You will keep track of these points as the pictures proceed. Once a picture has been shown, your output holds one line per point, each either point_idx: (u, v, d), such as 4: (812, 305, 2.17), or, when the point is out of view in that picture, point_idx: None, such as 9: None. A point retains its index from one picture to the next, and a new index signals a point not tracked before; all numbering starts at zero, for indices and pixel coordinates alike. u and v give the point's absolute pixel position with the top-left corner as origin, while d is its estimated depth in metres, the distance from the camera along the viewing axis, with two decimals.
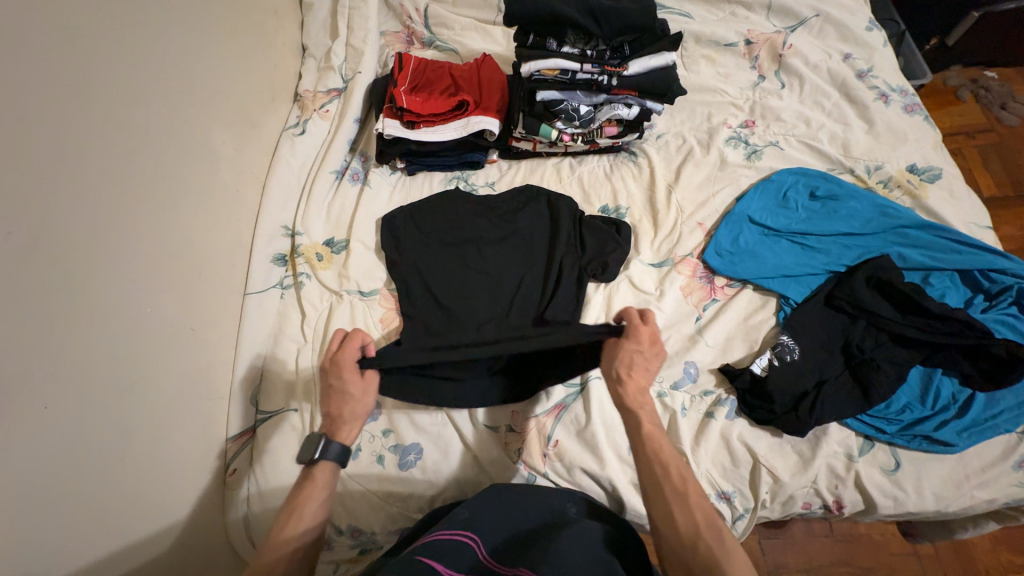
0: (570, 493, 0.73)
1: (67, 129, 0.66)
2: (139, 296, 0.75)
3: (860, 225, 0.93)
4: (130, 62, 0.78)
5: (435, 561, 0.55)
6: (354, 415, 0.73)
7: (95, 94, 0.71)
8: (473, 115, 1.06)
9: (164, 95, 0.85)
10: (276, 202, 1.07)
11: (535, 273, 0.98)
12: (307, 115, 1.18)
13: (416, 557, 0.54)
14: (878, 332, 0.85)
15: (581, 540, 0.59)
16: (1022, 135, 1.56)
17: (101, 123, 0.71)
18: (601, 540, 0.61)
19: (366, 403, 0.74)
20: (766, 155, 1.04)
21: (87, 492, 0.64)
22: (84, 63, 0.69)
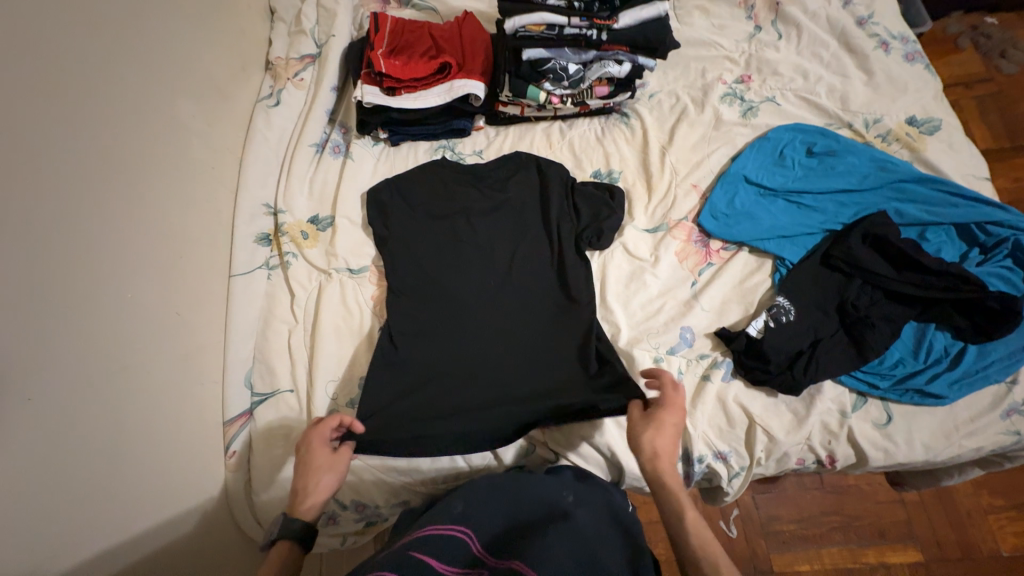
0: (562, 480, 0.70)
1: (19, 102, 0.61)
2: (117, 282, 0.72)
3: (857, 181, 0.91)
4: (81, 29, 0.72)
5: (430, 557, 0.53)
6: (319, 488, 0.70)
7: (46, 65, 0.66)
8: (456, 78, 1.00)
9: (122, 65, 0.80)
10: (255, 179, 1.02)
11: (528, 244, 0.96)
12: (280, 85, 1.11)
13: (411, 553, 0.53)
14: (874, 290, 0.84)
15: (563, 542, 0.57)
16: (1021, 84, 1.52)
17: (56, 97, 0.67)
18: (586, 538, 0.59)
19: (334, 474, 0.71)
20: (762, 112, 1.01)
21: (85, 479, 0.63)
22: (30, 30, 0.64)
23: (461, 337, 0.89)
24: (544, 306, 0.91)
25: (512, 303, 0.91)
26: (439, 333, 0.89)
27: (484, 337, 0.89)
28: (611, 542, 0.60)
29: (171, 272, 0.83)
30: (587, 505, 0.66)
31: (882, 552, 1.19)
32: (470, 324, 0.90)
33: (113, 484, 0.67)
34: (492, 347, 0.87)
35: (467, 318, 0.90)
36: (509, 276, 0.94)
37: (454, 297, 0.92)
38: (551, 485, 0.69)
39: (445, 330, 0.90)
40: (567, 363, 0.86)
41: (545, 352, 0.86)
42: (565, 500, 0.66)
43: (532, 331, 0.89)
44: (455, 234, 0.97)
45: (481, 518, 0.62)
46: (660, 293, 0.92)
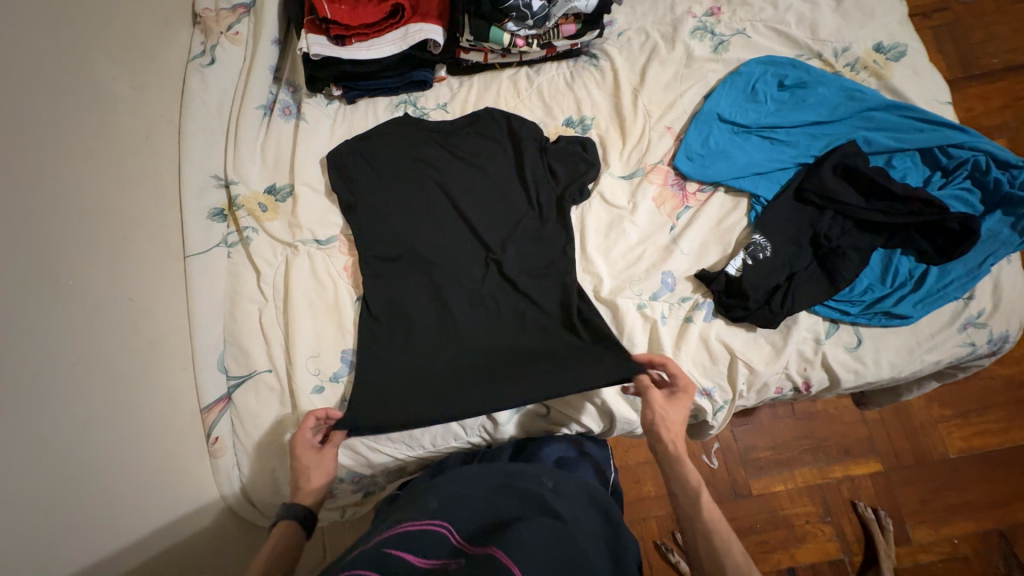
0: (538, 473, 0.66)
1: None
2: (53, 267, 0.66)
3: (828, 112, 0.90)
4: None
5: (406, 552, 0.51)
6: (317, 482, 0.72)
7: None
8: (411, 23, 0.92)
9: (24, 19, 0.69)
10: (199, 149, 0.93)
11: (506, 201, 0.93)
12: (213, 40, 0.99)
13: (385, 550, 0.51)
14: (844, 220, 0.86)
15: (546, 541, 0.53)
16: (977, 11, 1.53)
17: None
18: (570, 533, 0.56)
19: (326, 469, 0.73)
20: (733, 46, 0.97)
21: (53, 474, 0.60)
22: None
23: (440, 301, 0.86)
24: (524, 263, 0.89)
25: (492, 263, 0.89)
26: (420, 299, 0.87)
27: (467, 300, 0.87)
28: (592, 534, 0.59)
29: (114, 254, 0.76)
30: (568, 495, 0.64)
31: (848, 466, 1.29)
32: (450, 288, 0.87)
33: (88, 478, 0.64)
34: (474, 307, 0.87)
35: (446, 283, 0.88)
36: (486, 234, 0.91)
37: (430, 263, 0.88)
38: (528, 473, 0.67)
39: (426, 295, 0.88)
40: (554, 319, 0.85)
41: (529, 309, 0.86)
42: (544, 487, 0.64)
43: (515, 290, 0.87)
44: (424, 196, 0.93)
45: (460, 508, 0.59)
46: (639, 240, 0.92)
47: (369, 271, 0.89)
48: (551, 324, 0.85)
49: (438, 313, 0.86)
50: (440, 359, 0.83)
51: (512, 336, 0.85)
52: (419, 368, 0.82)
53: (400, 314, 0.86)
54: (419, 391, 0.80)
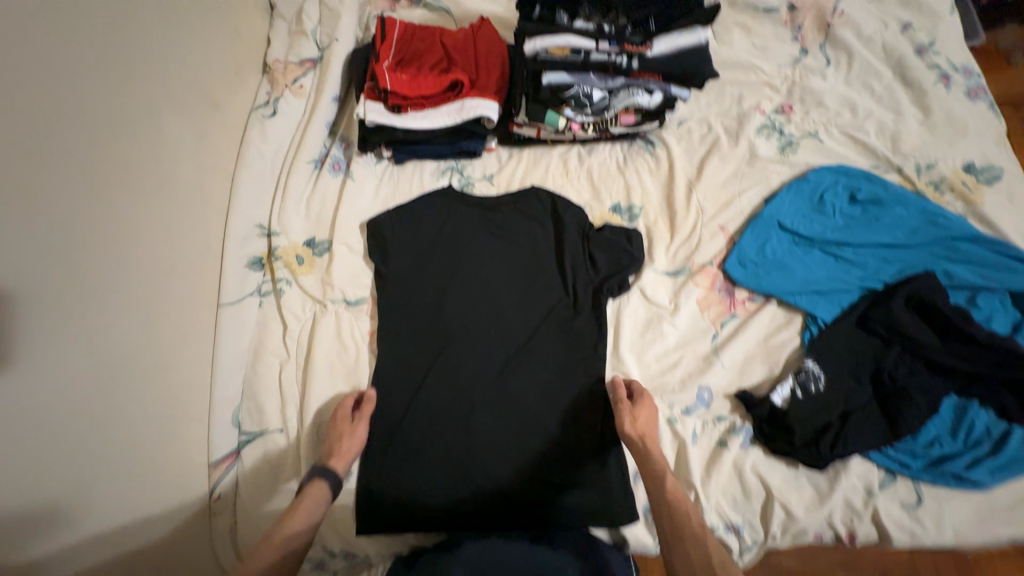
0: None
1: None
2: (89, 323, 0.66)
3: (904, 236, 0.82)
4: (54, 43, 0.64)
5: None
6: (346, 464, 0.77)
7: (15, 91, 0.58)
8: (468, 97, 0.91)
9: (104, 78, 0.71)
10: (248, 198, 0.95)
11: (541, 286, 0.90)
12: (277, 92, 1.03)
13: None
14: (913, 359, 0.77)
15: None
16: None
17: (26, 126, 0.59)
18: None
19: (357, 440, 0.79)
20: (802, 148, 0.92)
21: (36, 545, 0.58)
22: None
23: (461, 383, 0.85)
24: (553, 357, 0.86)
25: (518, 351, 0.87)
26: (440, 377, 0.86)
27: (489, 387, 0.85)
28: None
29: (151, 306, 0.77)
30: None
31: None
32: (474, 370, 0.86)
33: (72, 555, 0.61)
34: (495, 394, 0.84)
35: (471, 365, 0.86)
36: (517, 319, 0.89)
37: (456, 341, 0.88)
38: None
39: (448, 373, 0.86)
40: (576, 427, 0.82)
41: (551, 407, 0.83)
42: None
43: (539, 384, 0.85)
44: (458, 268, 0.92)
45: None
46: (677, 345, 0.86)
47: (393, 340, 0.89)
48: (572, 425, 0.82)
49: (458, 394, 0.85)
50: (455, 442, 0.82)
51: (530, 430, 0.82)
52: (431, 446, 0.82)
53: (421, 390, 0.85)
54: (434, 474, 0.80)
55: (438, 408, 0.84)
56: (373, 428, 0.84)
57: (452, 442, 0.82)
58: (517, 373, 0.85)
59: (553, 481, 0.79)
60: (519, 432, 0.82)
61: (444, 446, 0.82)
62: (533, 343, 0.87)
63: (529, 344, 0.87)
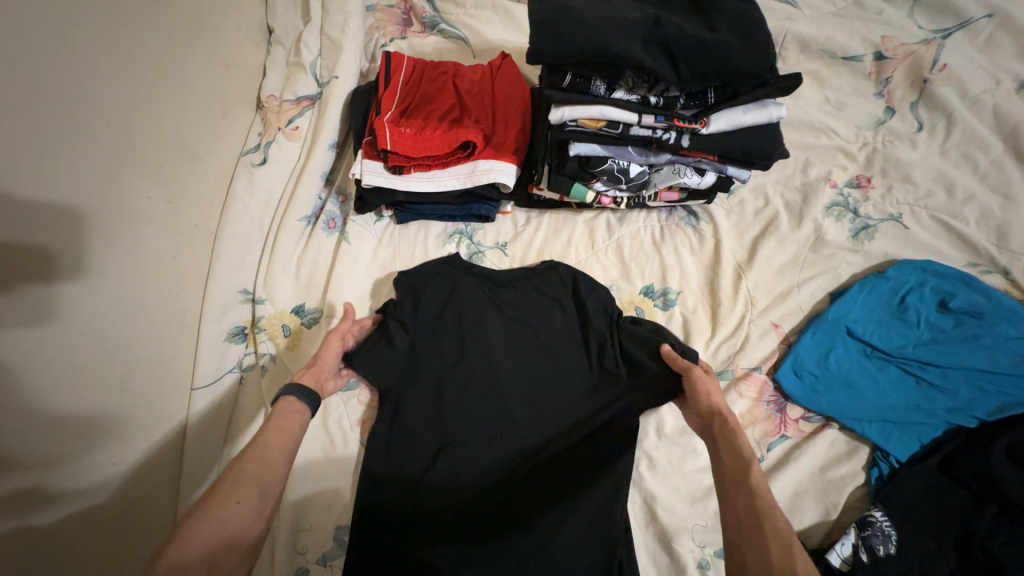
0: None
1: None
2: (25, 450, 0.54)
3: (1008, 362, 0.66)
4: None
5: None
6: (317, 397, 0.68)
7: None
8: (481, 158, 0.78)
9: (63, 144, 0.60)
10: (231, 260, 0.83)
11: (561, 383, 0.76)
12: (269, 135, 0.91)
13: None
14: (1014, 526, 0.62)
15: None
16: None
17: None
18: None
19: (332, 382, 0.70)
20: (880, 235, 0.76)
21: None
22: None
23: (454, 506, 0.69)
24: (575, 480, 0.70)
25: (528, 464, 0.72)
26: (431, 497, 0.70)
27: (489, 516, 0.69)
28: None
29: (117, 406, 0.65)
30: None
31: None
32: (473, 490, 0.70)
33: None
34: (494, 527, 0.68)
35: (472, 485, 0.70)
36: (529, 424, 0.74)
37: (454, 451, 0.72)
38: None
39: (441, 492, 0.70)
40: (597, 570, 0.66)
41: (570, 553, 0.65)
42: None
43: (556, 518, 0.67)
44: (462, 355, 0.77)
45: None
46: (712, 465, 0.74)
47: (381, 443, 0.73)
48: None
49: (453, 523, 0.68)
50: None
51: None
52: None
53: (406, 513, 0.69)
54: None
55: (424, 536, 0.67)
56: None
57: None
58: (523, 493, 0.70)
59: None
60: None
61: None
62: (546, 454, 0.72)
63: (542, 455, 0.72)
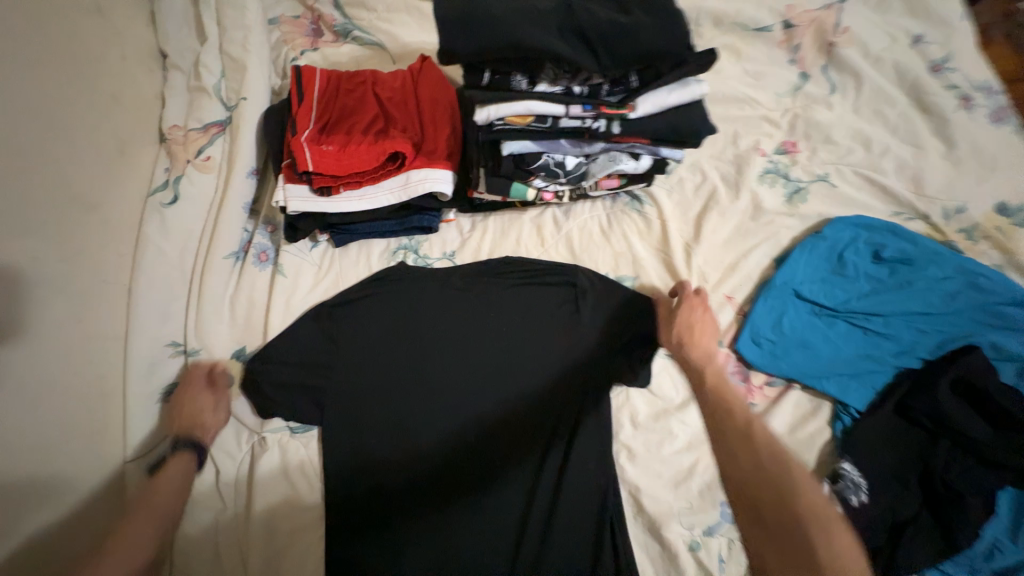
0: None
1: None
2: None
3: (941, 302, 0.70)
4: None
5: None
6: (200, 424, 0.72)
7: None
8: (413, 168, 0.74)
9: None
10: (151, 314, 0.75)
11: (525, 375, 0.77)
12: (178, 170, 0.83)
13: None
14: (964, 454, 0.66)
15: None
16: None
17: None
18: None
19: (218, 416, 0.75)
20: (811, 196, 0.78)
21: None
22: None
23: (441, 509, 0.73)
24: (551, 482, 0.73)
25: (503, 455, 0.75)
26: (422, 526, 0.72)
27: (481, 535, 0.72)
28: None
29: (25, 517, 0.58)
30: None
31: None
32: (463, 515, 0.73)
33: None
34: (485, 519, 0.72)
35: (453, 498, 0.73)
36: (500, 417, 0.76)
37: (437, 482, 0.74)
38: None
39: (426, 524, 0.72)
40: None
41: (552, 539, 0.70)
42: None
43: (537, 503, 0.72)
44: (427, 384, 0.78)
45: None
46: (690, 446, 0.74)
47: (352, 464, 0.75)
48: (575, 561, 0.69)
49: (441, 520, 0.72)
50: None
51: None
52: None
53: (392, 533, 0.72)
54: None
55: (423, 545, 0.72)
56: None
57: None
58: (507, 482, 0.74)
59: None
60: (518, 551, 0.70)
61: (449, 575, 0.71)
62: (523, 445, 0.75)
63: (518, 448, 0.75)
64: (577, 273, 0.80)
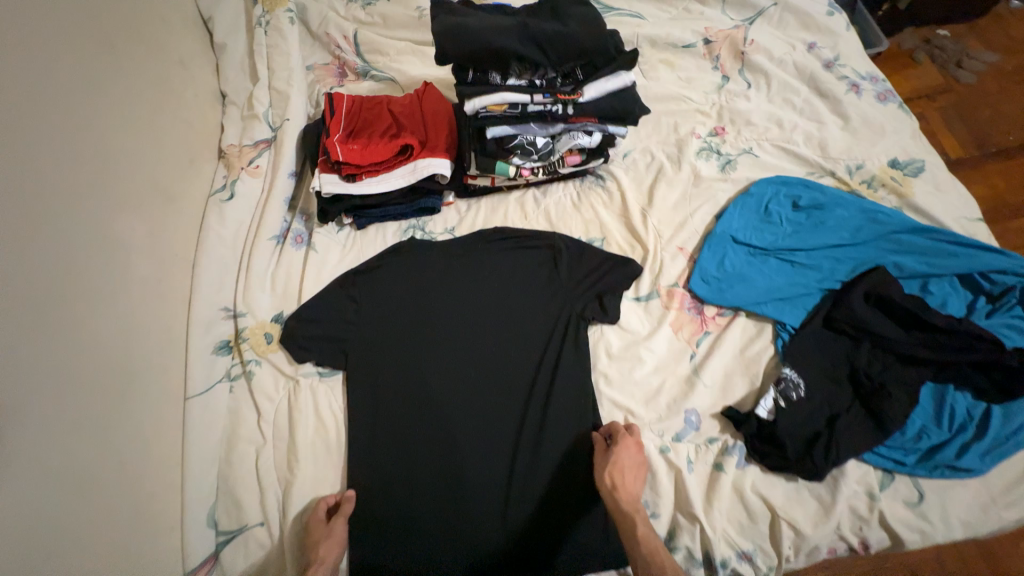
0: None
1: None
2: (24, 457, 0.60)
3: (850, 235, 0.86)
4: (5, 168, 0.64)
5: None
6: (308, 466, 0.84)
7: None
8: (419, 158, 0.95)
9: (52, 192, 0.70)
10: (211, 282, 0.93)
11: (515, 321, 0.92)
12: (234, 175, 1.04)
13: None
14: (884, 354, 0.78)
15: None
16: (977, 91, 1.70)
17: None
18: None
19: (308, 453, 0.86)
20: (740, 165, 0.97)
21: None
22: None
23: (449, 432, 0.86)
24: (539, 406, 0.86)
25: (499, 387, 0.88)
26: (432, 447, 0.85)
27: (482, 454, 0.84)
28: None
29: (112, 426, 0.73)
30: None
31: None
32: (468, 437, 0.85)
33: None
34: (486, 438, 0.85)
35: (458, 423, 0.86)
36: (495, 357, 0.90)
37: (444, 413, 0.87)
38: None
39: (436, 446, 0.85)
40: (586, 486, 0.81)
41: (543, 449, 0.83)
42: None
43: (530, 422, 0.85)
44: (433, 333, 0.93)
45: None
46: (657, 369, 0.86)
47: (372, 400, 0.88)
48: (561, 464, 0.82)
49: (448, 441, 0.85)
50: (461, 489, 0.82)
51: (529, 487, 0.82)
52: (440, 528, 0.81)
53: (408, 453, 0.85)
54: (435, 538, 0.80)
55: (434, 463, 0.85)
56: (361, 501, 0.82)
57: (456, 493, 0.82)
58: (503, 408, 0.87)
59: (560, 527, 0.80)
60: (514, 462, 0.83)
61: (458, 486, 0.83)
62: (516, 377, 0.89)
63: (512, 380, 0.88)
64: (551, 239, 0.97)
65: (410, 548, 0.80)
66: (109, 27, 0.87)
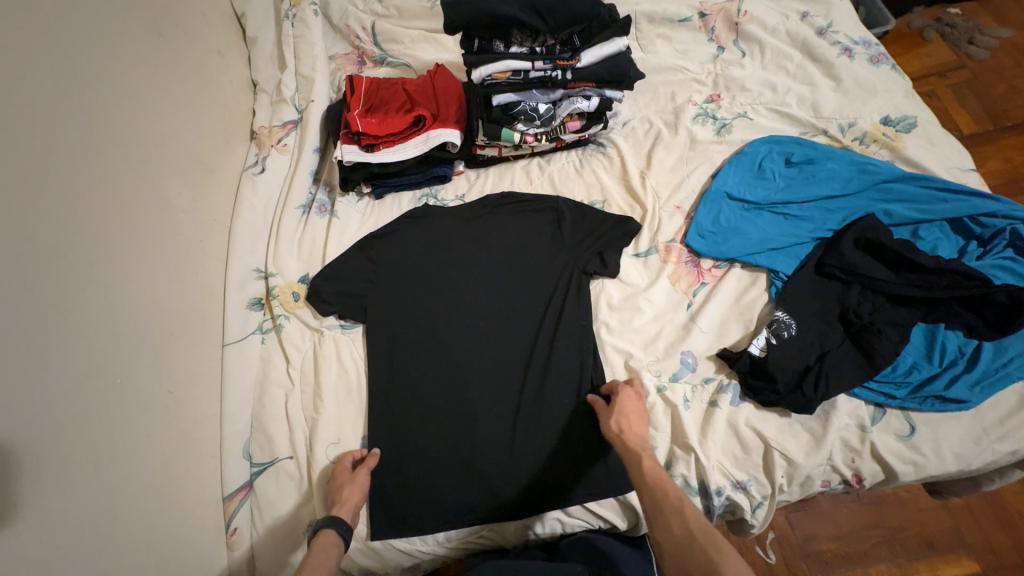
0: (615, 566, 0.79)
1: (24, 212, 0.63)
2: (97, 373, 0.69)
3: (841, 186, 0.90)
4: (79, 129, 0.74)
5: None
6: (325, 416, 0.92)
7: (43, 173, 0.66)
8: (431, 129, 1.03)
9: (118, 154, 0.80)
10: (244, 246, 1.03)
11: (521, 276, 0.98)
12: (264, 152, 1.14)
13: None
14: (874, 295, 0.82)
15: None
16: (990, 68, 1.69)
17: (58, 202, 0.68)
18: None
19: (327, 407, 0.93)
20: (735, 128, 1.02)
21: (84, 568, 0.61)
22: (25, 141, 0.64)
23: (460, 378, 0.92)
24: (544, 352, 0.91)
25: (506, 337, 0.94)
26: (444, 391, 0.91)
27: (491, 397, 0.90)
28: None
29: (165, 362, 0.82)
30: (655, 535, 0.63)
31: (935, 564, 1.05)
32: (477, 382, 0.91)
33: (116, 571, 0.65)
34: (493, 384, 0.91)
35: (468, 370, 0.92)
36: (502, 310, 0.96)
37: (455, 361, 0.93)
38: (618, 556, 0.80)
39: (448, 390, 0.91)
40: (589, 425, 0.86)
41: (547, 392, 0.88)
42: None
43: (535, 368, 0.90)
44: (445, 289, 0.99)
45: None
46: (656, 317, 0.91)
47: (390, 350, 0.95)
48: (565, 407, 0.87)
49: (458, 386, 0.91)
50: (471, 430, 0.88)
51: (534, 427, 0.87)
52: (452, 463, 0.86)
53: (423, 397, 0.91)
54: (446, 475, 0.85)
55: (445, 406, 0.90)
56: (379, 440, 0.89)
57: (466, 433, 0.88)
58: (510, 355, 0.93)
59: (564, 463, 0.84)
60: (520, 404, 0.88)
61: (468, 427, 0.88)
62: (521, 328, 0.94)
63: (518, 330, 0.94)
64: (555, 201, 1.03)
65: (423, 482, 0.85)
66: (159, 17, 0.98)
